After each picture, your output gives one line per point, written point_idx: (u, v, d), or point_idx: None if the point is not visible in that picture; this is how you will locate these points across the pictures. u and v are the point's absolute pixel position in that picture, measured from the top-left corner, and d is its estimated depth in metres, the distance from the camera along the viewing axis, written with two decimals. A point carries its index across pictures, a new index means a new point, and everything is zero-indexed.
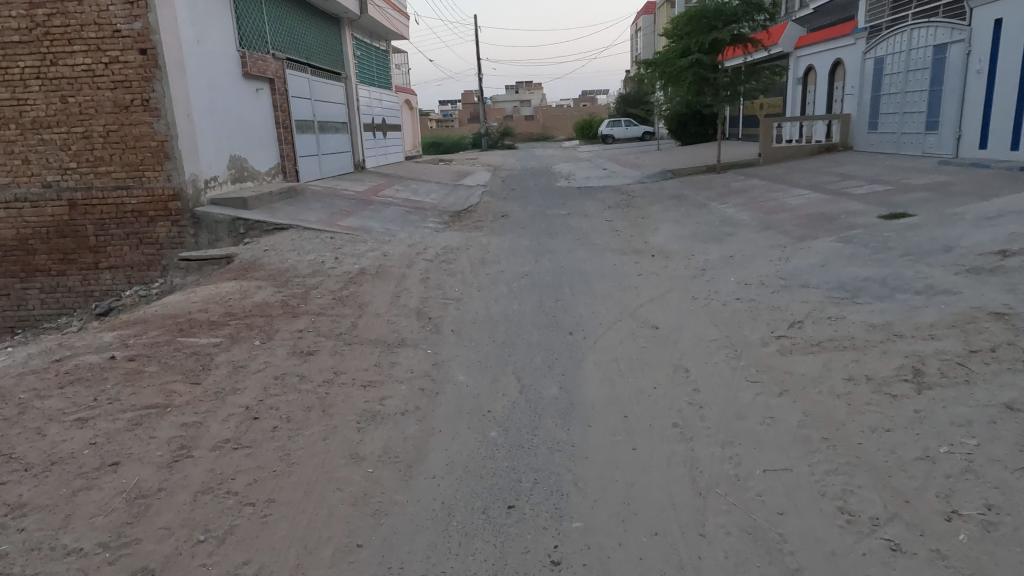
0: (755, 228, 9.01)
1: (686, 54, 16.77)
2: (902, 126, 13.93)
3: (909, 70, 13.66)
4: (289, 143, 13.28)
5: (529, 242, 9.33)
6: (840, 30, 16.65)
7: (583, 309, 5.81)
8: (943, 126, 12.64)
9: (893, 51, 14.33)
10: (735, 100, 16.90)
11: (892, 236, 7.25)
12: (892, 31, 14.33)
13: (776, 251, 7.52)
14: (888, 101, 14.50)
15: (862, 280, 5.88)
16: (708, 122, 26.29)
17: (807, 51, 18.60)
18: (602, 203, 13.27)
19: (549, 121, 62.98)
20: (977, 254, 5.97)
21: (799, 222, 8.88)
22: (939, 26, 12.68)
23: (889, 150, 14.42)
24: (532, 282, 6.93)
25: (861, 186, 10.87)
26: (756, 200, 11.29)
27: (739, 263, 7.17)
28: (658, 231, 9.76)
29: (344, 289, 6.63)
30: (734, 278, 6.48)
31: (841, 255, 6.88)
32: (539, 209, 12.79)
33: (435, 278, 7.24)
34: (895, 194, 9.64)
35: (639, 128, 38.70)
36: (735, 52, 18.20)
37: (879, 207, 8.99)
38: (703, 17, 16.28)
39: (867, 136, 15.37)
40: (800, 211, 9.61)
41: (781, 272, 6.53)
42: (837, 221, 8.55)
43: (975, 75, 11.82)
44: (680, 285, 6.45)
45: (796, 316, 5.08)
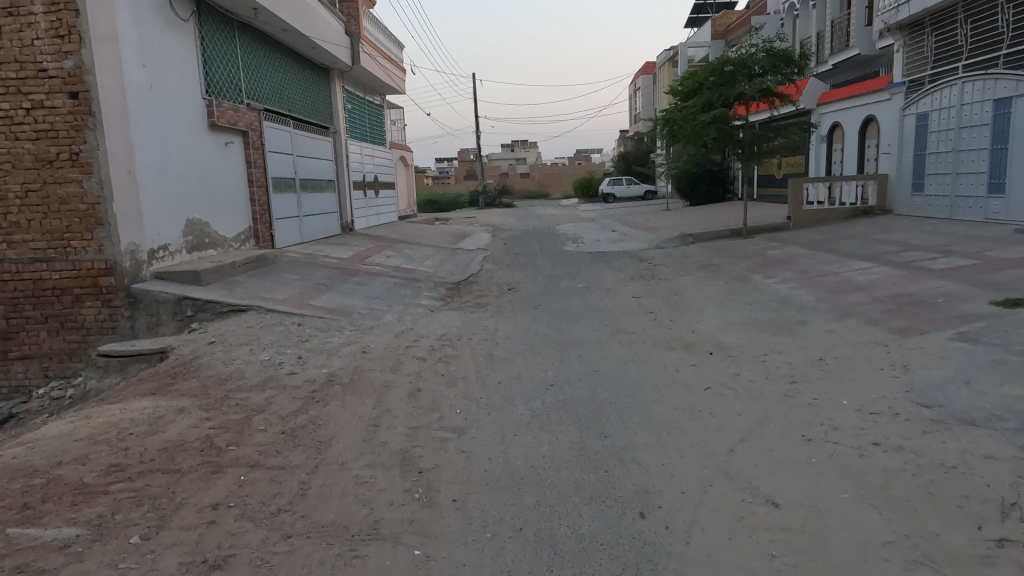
0: (828, 314, 7.25)
1: (706, 109, 15.38)
2: (957, 188, 12.42)
3: (961, 127, 12.23)
4: (264, 204, 11.61)
5: (548, 329, 7.51)
6: (871, 85, 15.40)
7: (647, 459, 3.93)
8: (1013, 188, 11.07)
9: (939, 107, 12.95)
10: (758, 159, 15.46)
11: None
12: (935, 85, 13.02)
13: (879, 352, 5.71)
14: (936, 161, 13.05)
15: None
16: (719, 182, 25.13)
17: (833, 107, 17.37)
18: (623, 274, 11.57)
19: (545, 178, 62.42)
20: None
21: (884, 309, 7.11)
22: (999, 78, 11.29)
23: (940, 215, 12.91)
24: (562, 399, 5.07)
25: (934, 259, 9.19)
26: (808, 274, 9.59)
27: (837, 372, 5.33)
28: (703, 315, 7.98)
29: (301, 414, 4.72)
30: (848, 402, 4.64)
31: (978, 363, 5.07)
32: (551, 281, 11.08)
33: (429, 389, 5.37)
34: (989, 271, 7.97)
35: (641, 187, 37.74)
36: (758, 108, 16.76)
37: (980, 288, 7.28)
38: (724, 69, 14.97)
39: (910, 199, 13.90)
40: (876, 291, 7.87)
41: (910, 392, 4.68)
42: (934, 309, 6.79)
43: None
44: (773, 410, 4.59)
45: (1002, 494, 3.19)
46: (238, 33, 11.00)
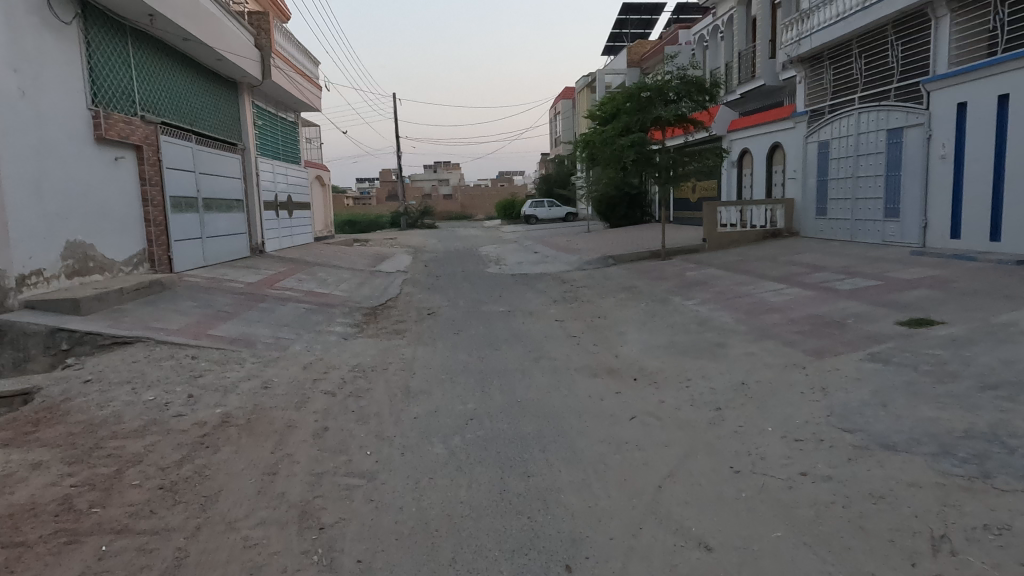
0: (747, 336, 7.30)
1: (625, 133, 15.64)
2: (857, 212, 13.09)
3: (859, 155, 12.93)
4: (161, 224, 10.71)
5: (469, 357, 7.17)
6: (777, 114, 16.17)
7: (573, 500, 3.65)
8: (906, 213, 11.70)
9: (838, 135, 13.67)
10: (675, 183, 15.82)
11: (941, 354, 5.58)
12: (835, 115, 13.76)
13: (798, 375, 5.71)
14: (837, 186, 13.74)
15: (965, 437, 4.03)
16: (637, 205, 25.74)
17: (742, 134, 18.12)
18: (545, 296, 11.41)
19: (468, 200, 62.30)
20: None
21: (799, 330, 7.22)
22: (891, 110, 11.98)
23: (842, 238, 13.57)
24: (483, 434, 4.73)
25: (841, 280, 9.53)
26: (725, 295, 9.75)
27: (759, 397, 5.27)
28: (625, 338, 7.87)
29: (186, 463, 4.15)
30: (772, 429, 4.55)
31: (891, 384, 5.12)
32: (473, 305, 10.77)
33: (336, 427, 4.91)
34: (891, 292, 8.31)
35: (562, 209, 38.26)
36: (673, 133, 17.23)
37: (885, 308, 7.54)
38: (641, 94, 15.29)
39: (815, 222, 14.57)
40: (790, 312, 8.02)
41: (831, 418, 4.64)
42: (845, 329, 6.94)
43: (939, 160, 10.85)
44: (699, 441, 4.44)
45: (930, 525, 3.11)
46: (132, 40, 10.17)
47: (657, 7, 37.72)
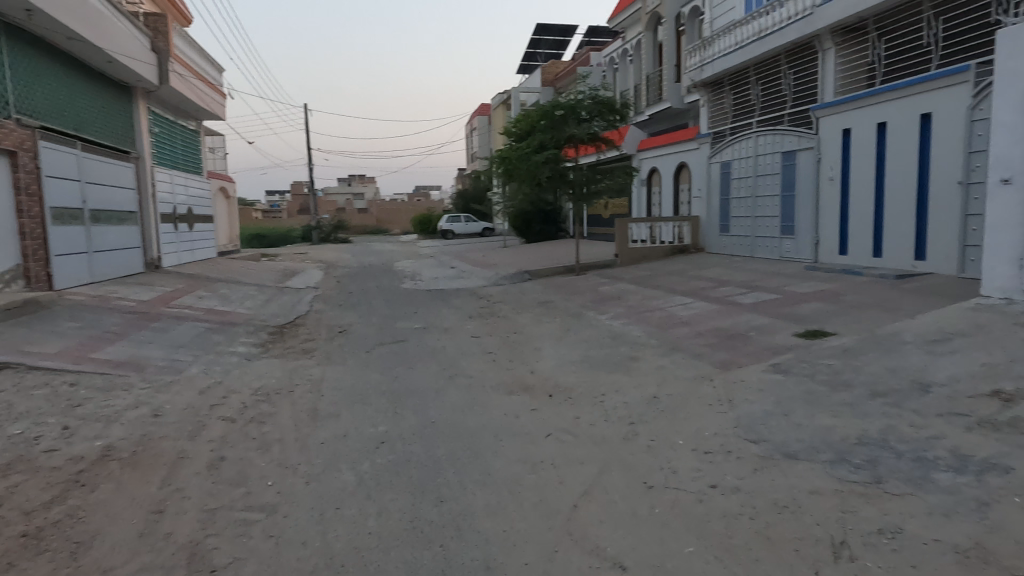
0: (658, 349, 7.48)
1: (539, 150, 15.87)
2: (756, 229, 13.82)
3: (757, 175, 13.69)
4: (39, 237, 9.77)
5: (380, 376, 6.92)
6: (682, 135, 16.91)
7: (487, 525, 3.53)
8: (800, 230, 12.46)
9: (739, 156, 14.40)
10: (588, 199, 16.19)
11: (834, 364, 5.91)
12: (735, 138, 14.54)
13: (706, 387, 5.88)
14: (738, 205, 14.47)
15: (858, 443, 4.25)
16: (552, 221, 26.17)
17: (651, 153, 18.83)
18: (462, 312, 11.30)
19: (383, 214, 61.32)
20: (963, 397, 4.63)
21: (706, 342, 7.47)
22: (785, 133, 12.78)
23: (744, 253, 14.28)
24: (395, 458, 4.54)
25: (743, 294, 10.01)
26: (637, 309, 10.00)
27: (671, 410, 5.38)
28: (541, 354, 7.88)
29: (56, 506, 3.71)
30: (683, 441, 4.63)
31: (792, 394, 5.36)
32: (386, 321, 10.50)
33: (235, 457, 4.56)
34: (788, 305, 8.79)
35: (479, 224, 38.37)
36: (586, 151, 17.65)
37: (784, 321, 7.95)
38: (555, 113, 15.58)
39: (719, 238, 15.27)
40: (697, 325, 8.31)
41: (737, 428, 4.79)
42: (748, 341, 7.25)
43: (827, 182, 11.63)
44: (613, 456, 4.44)
45: (830, 532, 3.22)
46: (6, 36, 9.30)
47: (569, 29, 38.88)
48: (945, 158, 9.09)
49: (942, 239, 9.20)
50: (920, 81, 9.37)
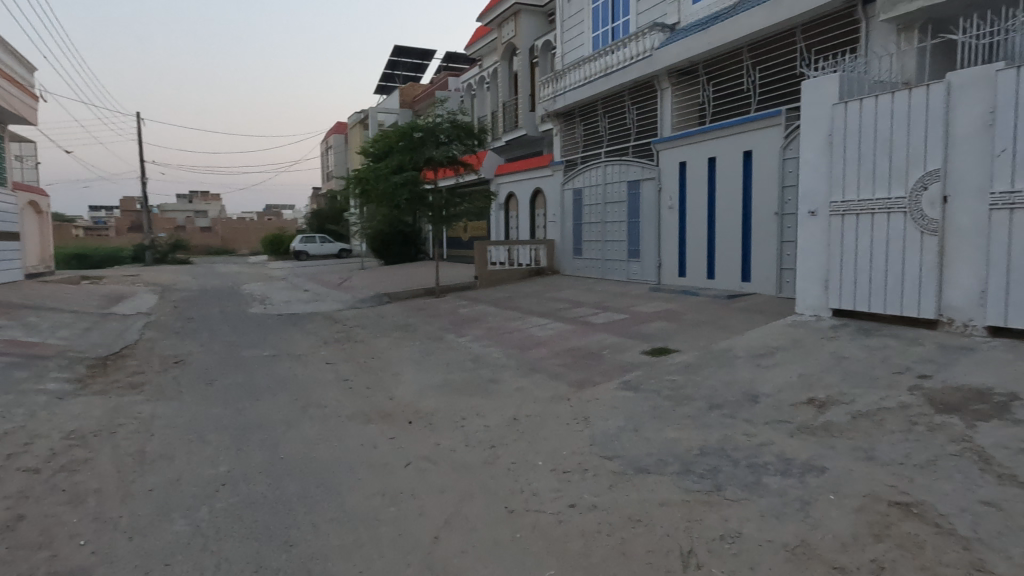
0: (517, 370, 7.58)
1: (398, 171, 15.68)
2: (606, 253, 14.61)
3: (606, 202, 14.52)
4: None
5: (222, 410, 6.34)
6: (537, 162, 17.55)
7: (342, 568, 3.31)
8: (645, 254, 13.34)
9: (589, 184, 15.20)
10: (447, 222, 16.22)
11: (678, 379, 6.32)
12: (586, 166, 15.35)
13: (563, 407, 6.03)
14: (589, 229, 15.23)
15: (700, 454, 4.55)
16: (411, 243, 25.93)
17: (508, 179, 19.33)
18: (316, 337, 10.74)
19: (229, 233, 57.27)
20: (785, 406, 5.14)
21: (563, 363, 7.70)
22: (630, 164, 13.69)
23: (595, 275, 15.02)
24: (238, 501, 4.14)
25: (596, 314, 10.49)
26: (496, 331, 10.11)
27: (530, 431, 5.43)
28: (400, 379, 7.67)
29: None
30: (542, 462, 4.69)
31: (642, 410, 5.64)
32: (231, 349, 9.71)
33: (38, 515, 3.91)
34: (636, 324, 9.33)
35: (335, 245, 37.06)
36: (445, 174, 17.71)
37: (633, 339, 8.41)
38: (414, 134, 15.51)
39: (573, 261, 15.95)
40: (554, 346, 8.55)
41: (592, 446, 4.94)
42: (601, 360, 7.57)
43: (667, 210, 12.59)
44: (474, 482, 4.38)
45: (679, 542, 3.39)
46: None
47: (426, 54, 39.19)
48: (764, 191, 10.20)
49: (764, 263, 10.28)
50: (742, 123, 10.47)
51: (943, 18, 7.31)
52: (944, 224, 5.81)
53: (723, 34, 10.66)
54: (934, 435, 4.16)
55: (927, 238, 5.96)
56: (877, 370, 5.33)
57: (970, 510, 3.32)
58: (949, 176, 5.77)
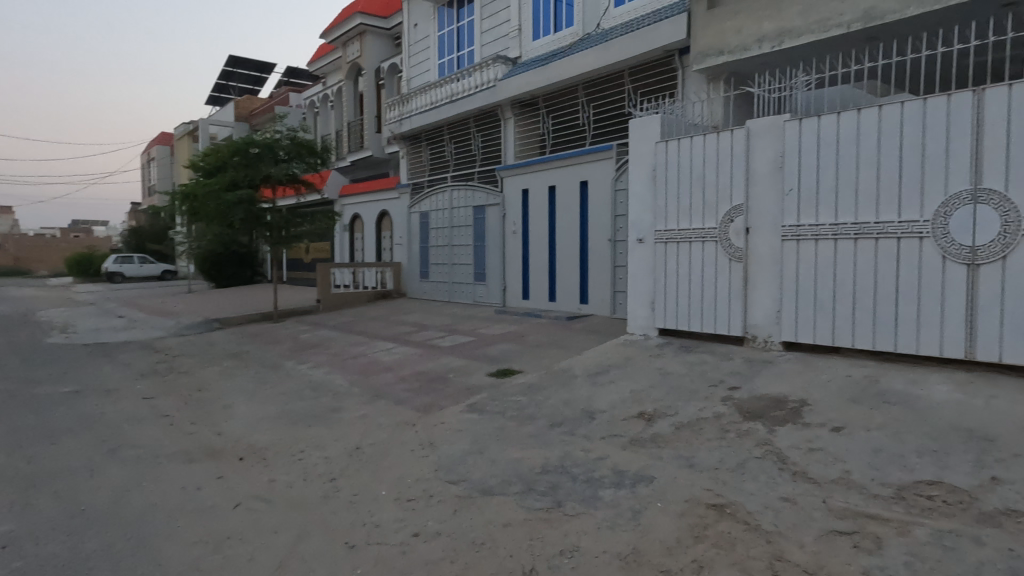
0: (361, 397, 7.34)
1: (232, 188, 14.66)
2: (453, 276, 14.73)
3: (453, 226, 14.67)
4: None
5: (7, 458, 5.43)
6: (383, 184, 17.35)
7: None
8: (490, 277, 13.63)
9: (436, 207, 15.29)
10: (287, 243, 15.40)
11: (521, 399, 6.49)
12: (432, 190, 15.43)
13: (408, 433, 5.92)
14: (436, 252, 15.27)
15: (542, 471, 4.69)
16: (247, 264, 24.30)
17: (352, 200, 18.87)
18: (131, 369, 9.62)
19: (23, 252, 49.76)
20: (619, 420, 5.47)
21: (409, 387, 7.58)
22: (475, 189, 13.99)
23: (443, 298, 15.06)
24: (24, 565, 3.54)
25: (443, 337, 10.50)
26: (339, 357, 9.72)
27: (374, 460, 5.27)
28: (231, 412, 7.09)
29: None
30: (386, 492, 4.55)
31: (487, 432, 5.70)
32: (20, 386, 8.38)
33: None
34: (482, 346, 9.47)
35: (157, 266, 33.63)
36: (285, 193, 16.86)
37: (479, 361, 8.52)
38: (250, 150, 14.63)
39: (420, 284, 15.89)
40: (400, 371, 8.40)
41: (438, 471, 4.90)
42: (448, 383, 7.57)
43: (511, 235, 13.00)
44: (312, 519, 4.14)
45: (522, 561, 3.45)
46: None
47: (265, 67, 37.35)
48: (599, 219, 10.90)
49: (599, 286, 10.95)
50: (578, 155, 11.15)
51: (742, 72, 8.37)
52: (746, 252, 6.58)
53: (559, 71, 11.30)
54: (743, 441, 4.65)
55: (734, 264, 6.70)
56: (696, 384, 5.87)
57: (772, 506, 3.74)
58: (750, 210, 6.56)
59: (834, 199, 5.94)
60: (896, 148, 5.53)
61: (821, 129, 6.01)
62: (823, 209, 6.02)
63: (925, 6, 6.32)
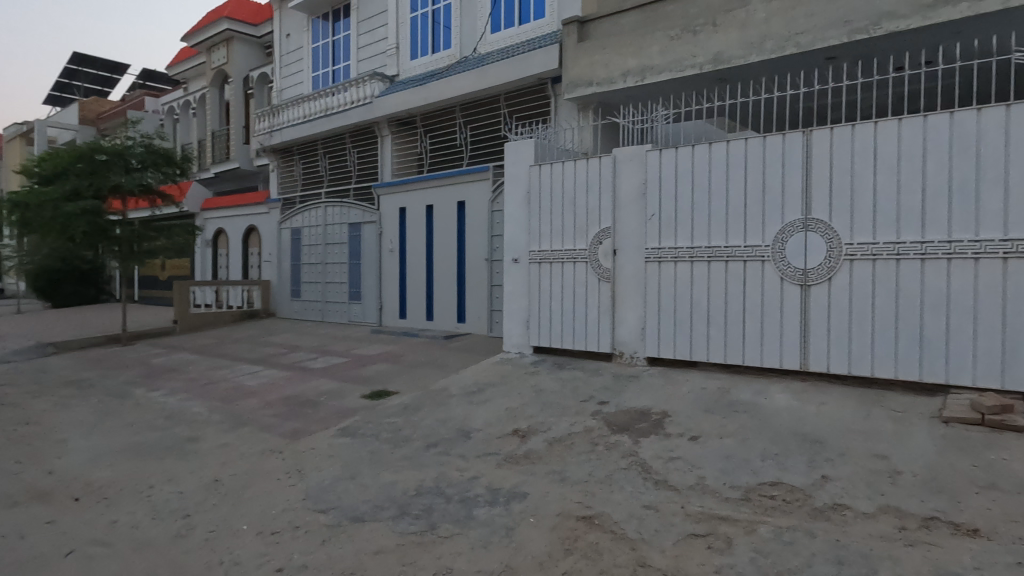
0: (222, 425, 6.85)
1: (73, 198, 13.23)
2: (326, 294, 14.22)
3: (326, 243, 14.20)
4: None
5: None
6: (251, 198, 16.46)
7: None
8: (366, 296, 13.30)
9: (308, 224, 14.73)
10: (140, 259, 14.07)
11: (396, 421, 6.36)
12: (304, 206, 14.86)
13: (274, 461, 5.60)
14: (308, 270, 14.69)
15: (416, 494, 4.61)
16: (91, 282, 21.99)
17: (216, 214, 17.72)
18: None
19: None
20: (494, 438, 5.52)
21: (276, 412, 7.18)
22: (351, 206, 13.65)
23: (315, 318, 14.47)
24: None
25: (314, 359, 10.07)
26: (198, 382, 9.02)
27: (234, 492, 4.92)
28: (66, 446, 6.34)
29: None
30: (248, 526, 4.27)
31: (359, 456, 5.52)
32: None
33: None
34: (356, 367, 9.20)
35: None
36: (138, 205, 15.48)
37: (353, 383, 8.26)
38: (96, 157, 13.31)
39: (290, 303, 15.18)
40: (266, 395, 7.94)
41: (306, 500, 4.67)
42: (318, 407, 7.26)
43: (388, 253, 12.79)
44: (161, 561, 3.79)
45: None
46: None
47: (118, 67, 34.35)
48: (476, 239, 11.02)
49: (477, 305, 11.04)
50: (456, 175, 11.24)
51: (609, 104, 8.88)
52: (614, 272, 6.94)
53: (436, 91, 11.37)
54: (611, 453, 4.86)
55: (602, 284, 7.04)
56: (568, 400, 6.05)
57: (636, 515, 3.93)
58: (617, 233, 6.93)
59: (691, 225, 6.43)
60: (742, 179, 6.09)
61: (679, 160, 6.50)
62: (681, 233, 6.49)
63: (764, 53, 7.06)
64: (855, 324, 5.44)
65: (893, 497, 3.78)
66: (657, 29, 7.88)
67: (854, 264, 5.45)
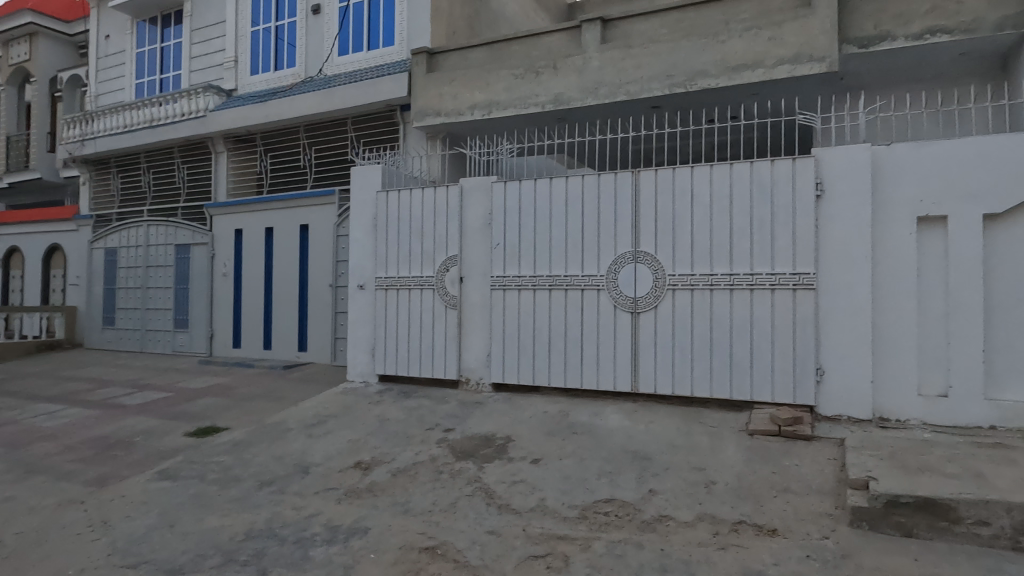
0: (5, 475, 5.86)
1: None
2: (146, 322, 12.85)
3: (148, 266, 12.88)
4: None
5: None
6: (55, 214, 14.52)
7: None
8: (194, 324, 12.21)
9: (126, 244, 13.29)
10: None
11: (225, 459, 5.86)
12: (122, 224, 13.40)
13: (73, 514, 4.89)
14: (125, 295, 13.20)
15: (245, 538, 4.27)
16: None
17: (8, 229, 15.39)
18: None
19: None
20: (334, 472, 5.28)
21: (78, 458, 6.30)
22: (178, 227, 12.53)
23: (132, 348, 13.00)
24: None
25: (129, 394, 9.01)
26: None
27: (20, 554, 4.22)
28: None
29: None
30: None
31: (180, 501, 5.00)
32: None
33: None
34: (180, 403, 8.36)
35: None
36: None
37: (174, 420, 7.49)
38: None
39: (102, 332, 13.51)
40: (65, 439, 6.94)
41: (113, 555, 4.13)
42: (132, 449, 6.48)
43: (221, 277, 11.88)
44: None
45: None
46: None
47: None
48: (320, 264, 10.61)
49: (319, 333, 10.58)
50: (299, 198, 10.78)
51: (457, 135, 9.06)
52: (460, 300, 7.02)
53: (279, 109, 10.88)
54: (455, 481, 4.86)
55: (449, 311, 7.08)
56: (413, 429, 5.97)
57: (478, 541, 3.95)
58: (463, 261, 7.04)
59: (533, 255, 6.71)
60: (579, 214, 6.49)
61: (522, 192, 6.77)
62: (524, 263, 6.74)
63: (599, 97, 7.63)
64: (677, 349, 5.96)
65: (708, 505, 4.17)
66: (502, 66, 8.22)
67: (675, 294, 6.00)
